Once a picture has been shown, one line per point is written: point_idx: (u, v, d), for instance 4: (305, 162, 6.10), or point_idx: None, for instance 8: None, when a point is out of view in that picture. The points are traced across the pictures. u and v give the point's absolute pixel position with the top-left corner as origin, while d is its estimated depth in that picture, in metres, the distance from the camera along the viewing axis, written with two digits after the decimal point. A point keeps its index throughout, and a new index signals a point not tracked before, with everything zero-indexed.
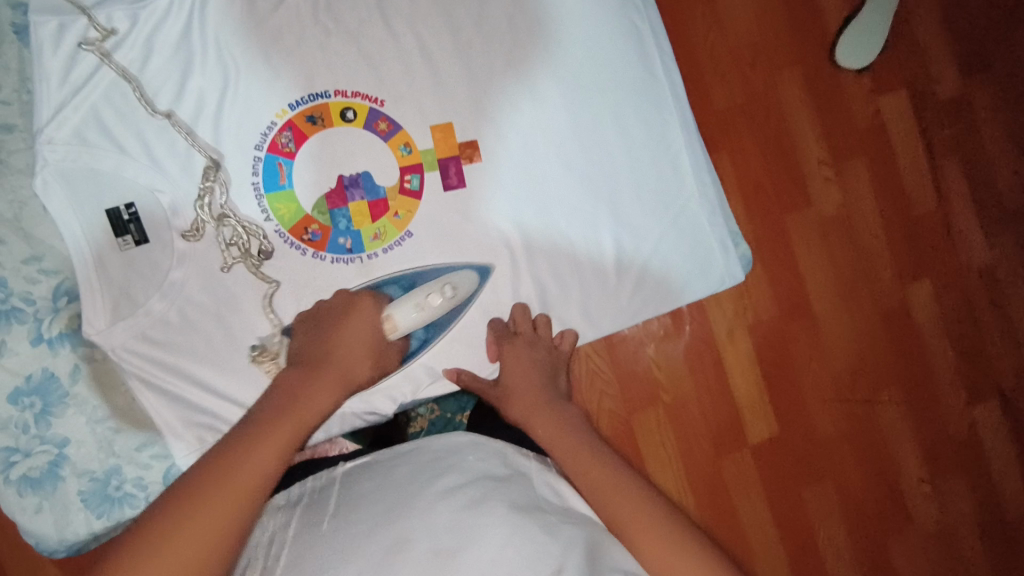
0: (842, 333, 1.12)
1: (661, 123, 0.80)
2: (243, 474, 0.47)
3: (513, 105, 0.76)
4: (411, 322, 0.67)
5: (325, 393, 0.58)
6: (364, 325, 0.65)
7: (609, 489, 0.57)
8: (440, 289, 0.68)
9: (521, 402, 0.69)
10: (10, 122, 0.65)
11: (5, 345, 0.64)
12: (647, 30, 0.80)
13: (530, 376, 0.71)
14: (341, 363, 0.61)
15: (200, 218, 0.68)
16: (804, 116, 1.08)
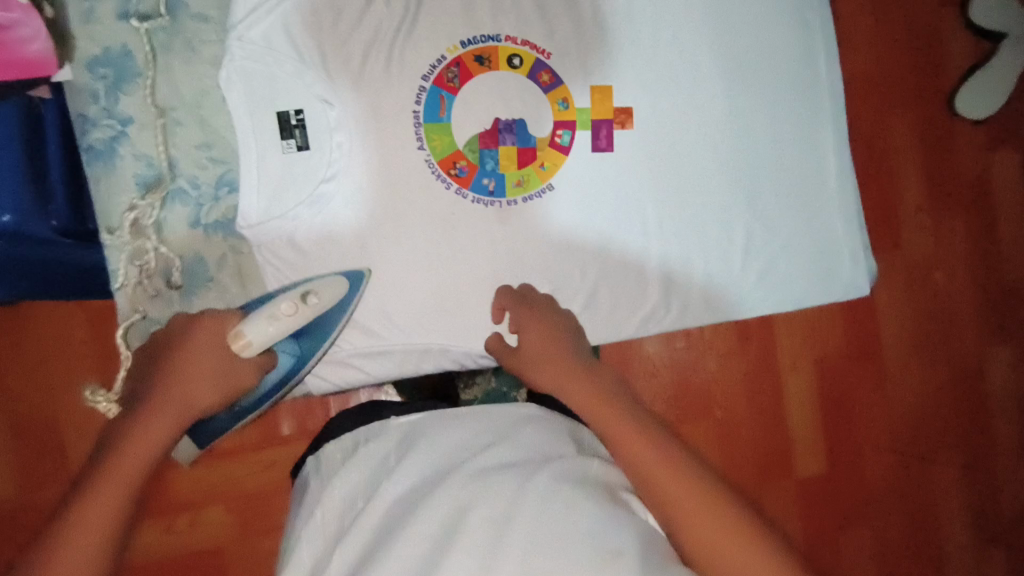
0: (909, 380, 1.17)
1: (813, 122, 0.79)
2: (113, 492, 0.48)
3: (671, 79, 0.76)
4: (264, 338, 0.61)
5: (165, 422, 0.55)
6: (208, 343, 0.61)
7: (638, 442, 0.50)
8: (289, 300, 0.63)
9: (539, 359, 0.62)
10: (207, 14, 0.68)
11: (166, 222, 0.68)
12: (816, 27, 0.79)
13: (547, 344, 0.63)
14: (184, 390, 0.58)
15: (122, 229, 0.66)
16: (913, 157, 1.13)
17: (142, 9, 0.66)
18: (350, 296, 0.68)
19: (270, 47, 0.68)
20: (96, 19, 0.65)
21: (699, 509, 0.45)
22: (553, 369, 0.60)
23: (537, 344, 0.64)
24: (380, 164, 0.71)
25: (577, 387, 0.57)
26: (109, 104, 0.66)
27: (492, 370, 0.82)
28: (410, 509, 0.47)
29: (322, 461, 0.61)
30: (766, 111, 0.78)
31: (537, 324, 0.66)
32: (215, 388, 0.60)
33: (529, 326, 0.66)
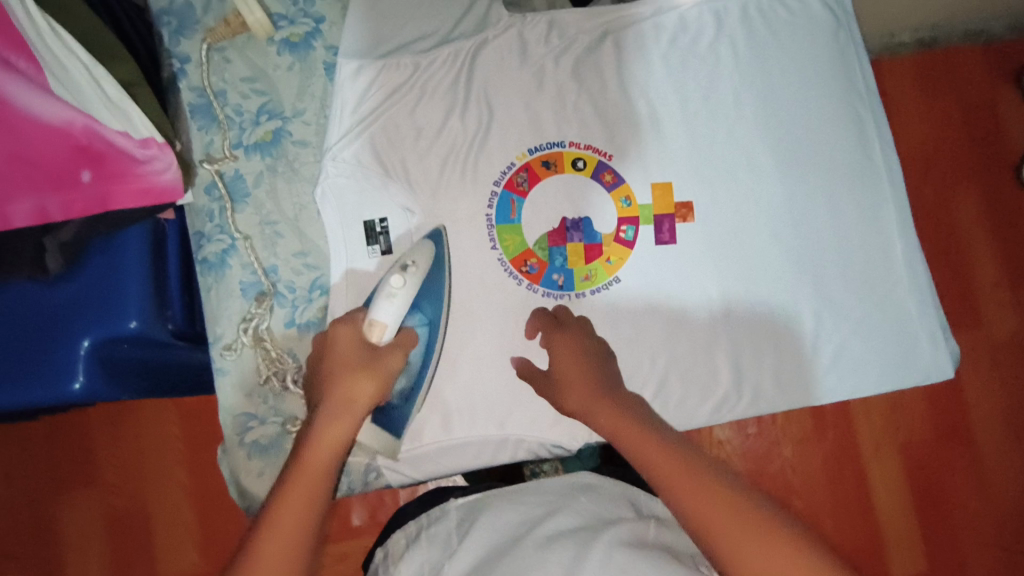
0: (1011, 470, 1.08)
1: (876, 206, 0.80)
2: (294, 506, 0.53)
3: (728, 173, 0.80)
4: (393, 313, 0.68)
5: (339, 427, 0.60)
6: (354, 338, 0.67)
7: (639, 439, 0.59)
8: (395, 273, 0.69)
9: (577, 395, 0.66)
10: (306, 140, 0.77)
11: (265, 323, 0.74)
12: (869, 118, 0.81)
13: (574, 375, 0.68)
14: (345, 392, 0.63)
15: (240, 340, 0.73)
16: (983, 233, 1.11)
17: (254, 139, 0.76)
18: (445, 254, 0.74)
19: (360, 165, 0.76)
20: (214, 150, 0.76)
21: (692, 489, 0.51)
22: (636, 442, 0.59)
23: (612, 411, 0.63)
24: (456, 264, 0.77)
25: (660, 461, 0.55)
26: (222, 221, 0.75)
27: (559, 459, 0.82)
28: (487, 569, 0.49)
29: (389, 547, 0.63)
30: (826, 198, 0.80)
31: (568, 357, 0.70)
32: (372, 382, 0.65)
33: (565, 363, 0.70)
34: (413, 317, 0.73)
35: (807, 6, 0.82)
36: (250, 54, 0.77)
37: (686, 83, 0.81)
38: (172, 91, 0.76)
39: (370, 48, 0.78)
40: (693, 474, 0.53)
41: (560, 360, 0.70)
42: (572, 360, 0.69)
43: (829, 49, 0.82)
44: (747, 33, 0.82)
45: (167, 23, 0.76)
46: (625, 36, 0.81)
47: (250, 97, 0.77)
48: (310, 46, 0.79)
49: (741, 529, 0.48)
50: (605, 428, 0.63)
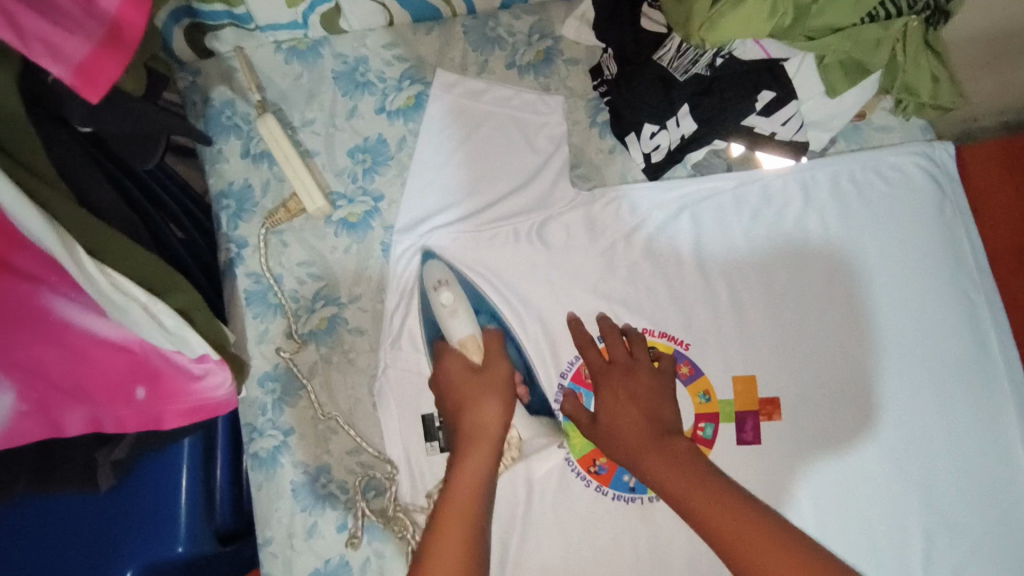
0: None
1: (993, 406, 0.70)
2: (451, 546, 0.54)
3: (820, 364, 0.72)
4: (467, 324, 0.68)
5: (480, 456, 0.60)
6: (460, 364, 0.67)
7: (697, 493, 0.55)
8: (442, 290, 0.69)
9: (624, 448, 0.61)
10: (362, 326, 0.73)
11: (317, 526, 0.70)
12: (983, 303, 0.72)
13: (620, 405, 0.63)
14: (475, 416, 0.63)
15: (343, 497, 0.71)
16: None
17: (309, 326, 0.73)
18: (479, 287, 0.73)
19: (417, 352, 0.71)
20: (268, 338, 0.73)
21: (762, 547, 0.51)
22: (741, 550, 0.51)
23: (695, 489, 0.55)
24: (520, 464, 0.72)
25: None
26: (274, 415, 0.72)
27: None
28: None
29: None
30: (935, 397, 0.71)
31: (613, 397, 0.64)
32: (498, 402, 0.64)
33: (616, 421, 0.62)
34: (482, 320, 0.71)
35: (907, 175, 0.74)
36: (308, 236, 0.75)
37: (772, 262, 0.74)
38: (228, 277, 0.74)
39: (427, 227, 0.74)
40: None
41: (606, 409, 0.63)
42: (620, 397, 0.63)
43: (934, 225, 0.73)
44: (839, 206, 0.74)
45: (226, 206, 0.75)
46: (702, 211, 0.75)
47: (306, 282, 0.74)
48: (368, 224, 0.75)
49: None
50: (693, 513, 0.55)
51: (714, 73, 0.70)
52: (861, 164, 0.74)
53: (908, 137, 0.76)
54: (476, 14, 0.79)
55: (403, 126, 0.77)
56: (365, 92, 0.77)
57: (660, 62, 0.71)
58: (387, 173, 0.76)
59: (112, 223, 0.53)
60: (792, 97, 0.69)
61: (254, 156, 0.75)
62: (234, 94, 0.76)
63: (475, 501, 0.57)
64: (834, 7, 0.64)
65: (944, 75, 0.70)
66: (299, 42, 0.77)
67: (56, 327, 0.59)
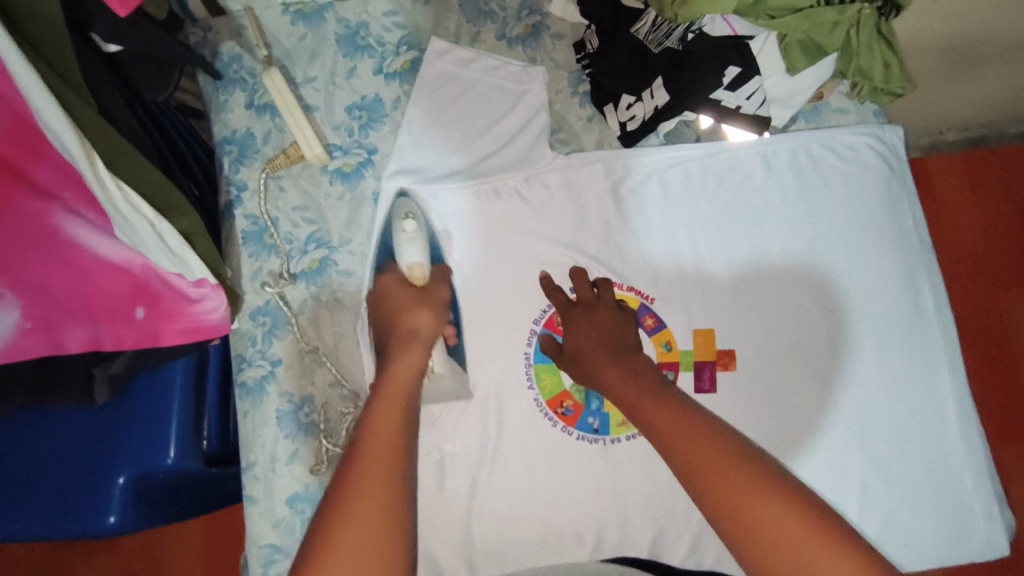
0: None
1: (929, 367, 0.77)
2: (378, 444, 0.51)
3: (773, 322, 0.78)
4: (421, 254, 0.72)
5: (412, 357, 0.63)
6: (401, 285, 0.72)
7: (644, 401, 0.58)
8: (407, 220, 0.73)
9: (588, 360, 0.66)
10: (351, 269, 0.78)
11: (298, 453, 0.74)
12: (923, 274, 0.79)
13: (585, 327, 0.69)
14: (413, 325, 0.67)
15: (310, 424, 0.75)
16: None
17: (301, 266, 0.78)
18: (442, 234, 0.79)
19: None
20: (262, 275, 0.77)
21: (692, 447, 0.53)
22: (673, 445, 0.54)
23: (641, 393, 0.59)
24: (494, 402, 0.77)
25: (708, 470, 0.51)
26: (264, 347, 0.76)
27: None
28: None
29: None
30: (877, 355, 0.77)
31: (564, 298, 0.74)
32: (432, 312, 0.68)
33: (582, 344, 0.68)
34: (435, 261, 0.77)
35: (859, 153, 0.81)
36: (304, 182, 0.79)
37: (734, 227, 0.80)
38: (226, 217, 0.78)
39: (417, 179, 0.79)
40: (742, 480, 0.50)
41: (570, 323, 0.71)
42: (586, 317, 0.70)
43: (882, 201, 0.80)
44: (797, 180, 0.80)
45: (229, 151, 0.80)
46: (670, 178, 0.81)
47: (300, 226, 0.79)
48: (361, 175, 0.80)
49: (799, 542, 0.47)
50: (639, 417, 0.58)
51: (687, 48, 0.75)
52: (818, 141, 0.81)
53: (863, 120, 0.83)
54: None
55: (399, 87, 0.83)
56: (364, 54, 0.83)
57: (637, 35, 0.77)
58: (381, 130, 0.81)
59: (130, 142, 0.58)
60: (756, 73, 0.75)
61: (257, 107, 0.80)
62: (241, 50, 0.82)
63: (405, 401, 0.57)
64: None
65: (896, 62, 0.76)
66: (304, 5, 0.83)
67: (63, 245, 0.62)
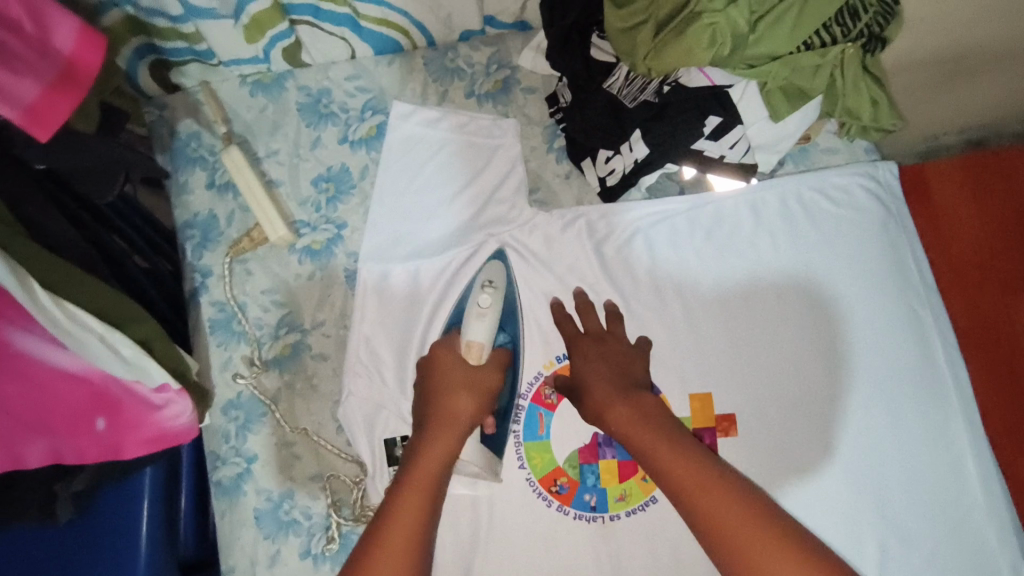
0: None
1: (942, 419, 0.72)
2: (403, 526, 0.56)
3: (774, 379, 0.74)
4: (485, 330, 0.68)
5: (446, 440, 0.63)
6: (453, 362, 0.68)
7: (660, 446, 0.60)
8: (483, 291, 0.70)
9: (592, 403, 0.65)
10: (325, 351, 0.74)
11: (279, 554, 0.70)
12: (928, 317, 0.74)
13: (605, 385, 0.66)
14: (453, 410, 0.64)
15: (292, 518, 0.71)
16: None
17: (273, 352, 0.74)
18: (517, 308, 0.74)
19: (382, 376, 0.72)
20: (233, 365, 0.73)
21: (709, 496, 0.56)
22: (690, 493, 0.57)
23: (658, 441, 0.60)
24: (484, 484, 0.72)
25: (727, 519, 0.55)
26: (238, 442, 0.72)
27: None
28: None
29: None
30: (886, 410, 0.72)
31: (591, 351, 0.69)
32: (472, 395, 0.66)
33: (600, 392, 0.65)
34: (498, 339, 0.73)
35: (851, 194, 0.77)
36: (271, 263, 0.76)
37: (724, 282, 0.76)
38: (194, 305, 0.75)
39: (388, 253, 0.75)
40: (755, 532, 0.54)
41: (581, 370, 0.68)
42: (599, 364, 0.68)
43: (879, 242, 0.76)
44: (788, 226, 0.77)
45: (191, 236, 0.76)
46: (656, 233, 0.77)
47: (270, 309, 0.75)
48: (332, 251, 0.76)
49: None
50: (656, 465, 0.60)
51: (662, 99, 0.71)
52: (808, 184, 0.77)
53: (854, 158, 0.79)
54: (435, 45, 0.81)
55: (366, 155, 0.79)
56: (328, 123, 0.79)
57: (610, 90, 0.73)
58: (350, 202, 0.78)
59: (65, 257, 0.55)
60: (737, 122, 0.71)
61: (218, 187, 0.76)
62: (199, 127, 0.78)
63: (435, 477, 0.60)
64: (772, 36, 0.65)
65: (883, 98, 0.73)
66: (263, 74, 0.79)
67: (15, 357, 0.58)
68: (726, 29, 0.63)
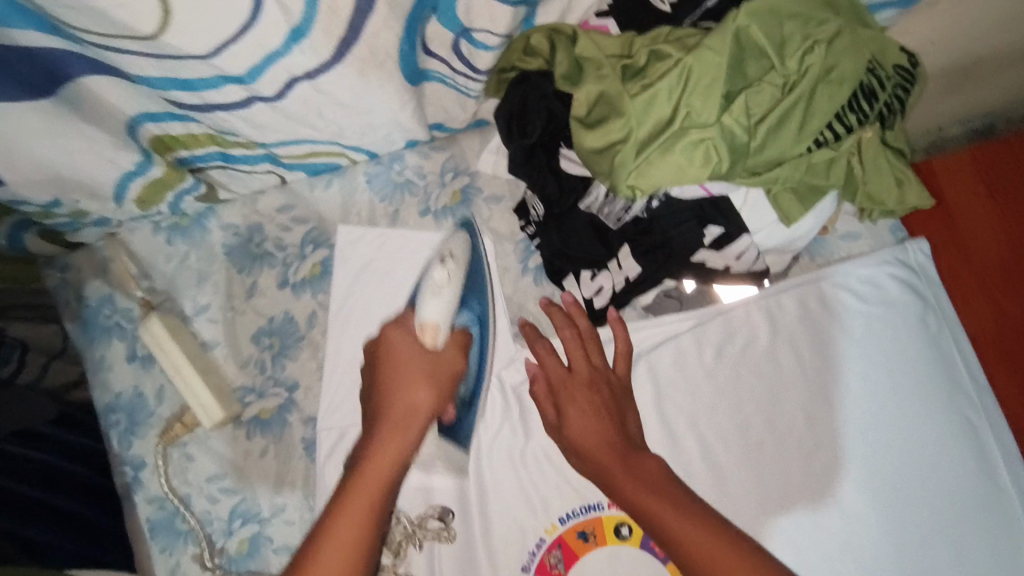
0: None
1: (1017, 554, 0.60)
2: (342, 535, 0.50)
3: (816, 522, 0.63)
4: (442, 310, 0.60)
5: (403, 438, 0.56)
6: (409, 345, 0.60)
7: (714, 548, 0.50)
8: (439, 265, 0.61)
9: (579, 451, 0.58)
10: (291, 544, 0.62)
11: None
12: (986, 428, 0.63)
13: (619, 474, 0.56)
14: (407, 399, 0.57)
15: None
16: None
17: (229, 551, 0.62)
18: (486, 280, 0.64)
19: None
20: (181, 574, 0.62)
21: None
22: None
23: (713, 551, 0.50)
24: None
25: None
26: None
27: None
28: None
29: None
30: (945, 538, 0.61)
31: (577, 410, 0.59)
32: (433, 386, 0.58)
33: (650, 508, 0.53)
34: (462, 318, 0.63)
35: (881, 288, 0.67)
36: (214, 442, 0.64)
37: (745, 407, 0.65)
38: (127, 505, 0.64)
39: (352, 417, 0.64)
40: None
41: (578, 434, 0.58)
42: (591, 417, 0.58)
43: (917, 342, 0.65)
44: (810, 335, 0.66)
45: (116, 422, 0.64)
46: (660, 358, 0.67)
47: (219, 499, 0.63)
48: (285, 419, 0.65)
49: None
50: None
51: (652, 214, 0.60)
52: (830, 280, 0.67)
53: (878, 242, 0.69)
54: (377, 157, 0.69)
55: (312, 299, 0.67)
56: (263, 265, 0.67)
57: (590, 210, 0.62)
58: (299, 356, 0.66)
59: None
60: (741, 231, 0.60)
61: (142, 359, 0.65)
62: (112, 288, 0.66)
63: (388, 478, 0.54)
64: (775, 140, 0.54)
65: (908, 176, 0.62)
66: (179, 218, 0.67)
67: None
68: (721, 144, 0.52)
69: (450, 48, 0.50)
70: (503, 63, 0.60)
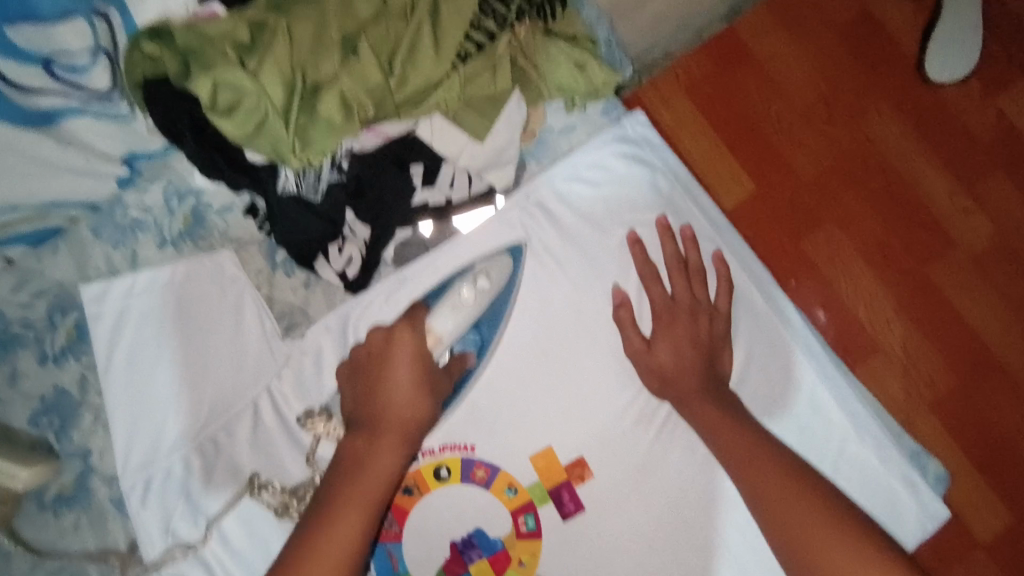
0: None
1: (782, 362, 0.66)
2: (359, 502, 0.56)
3: (609, 401, 0.66)
4: (453, 325, 0.62)
5: (418, 405, 0.60)
6: (409, 356, 0.61)
7: (762, 469, 0.59)
8: (465, 285, 0.63)
9: (674, 383, 0.64)
10: None
11: None
12: (732, 262, 0.68)
13: (705, 406, 0.63)
14: (397, 412, 0.59)
15: None
16: (931, 169, 0.77)
17: None
18: (507, 308, 0.66)
19: None
20: None
21: (802, 522, 0.56)
22: (801, 545, 0.56)
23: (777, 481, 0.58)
24: None
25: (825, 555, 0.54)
26: None
27: None
28: None
29: None
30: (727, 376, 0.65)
31: (673, 334, 0.65)
32: (422, 403, 0.60)
33: (714, 421, 0.62)
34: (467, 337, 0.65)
35: (610, 168, 0.69)
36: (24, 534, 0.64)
37: (517, 322, 0.67)
38: None
39: (153, 459, 0.65)
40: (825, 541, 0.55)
41: (668, 357, 0.64)
42: (683, 344, 0.64)
43: (654, 209, 0.69)
44: (560, 232, 0.68)
45: None
46: None
47: None
48: (89, 488, 0.65)
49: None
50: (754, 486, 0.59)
51: (349, 173, 0.62)
52: (562, 176, 0.69)
53: (595, 128, 0.70)
54: (96, 207, 0.66)
55: (77, 364, 0.66)
56: (15, 348, 0.66)
57: (288, 190, 0.61)
58: (83, 423, 0.66)
59: None
60: (441, 160, 0.63)
61: None
62: None
63: (404, 440, 0.59)
64: (415, 68, 0.60)
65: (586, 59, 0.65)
66: None
67: None
68: (358, 89, 0.58)
69: (48, 80, 0.52)
70: (131, 80, 0.56)
